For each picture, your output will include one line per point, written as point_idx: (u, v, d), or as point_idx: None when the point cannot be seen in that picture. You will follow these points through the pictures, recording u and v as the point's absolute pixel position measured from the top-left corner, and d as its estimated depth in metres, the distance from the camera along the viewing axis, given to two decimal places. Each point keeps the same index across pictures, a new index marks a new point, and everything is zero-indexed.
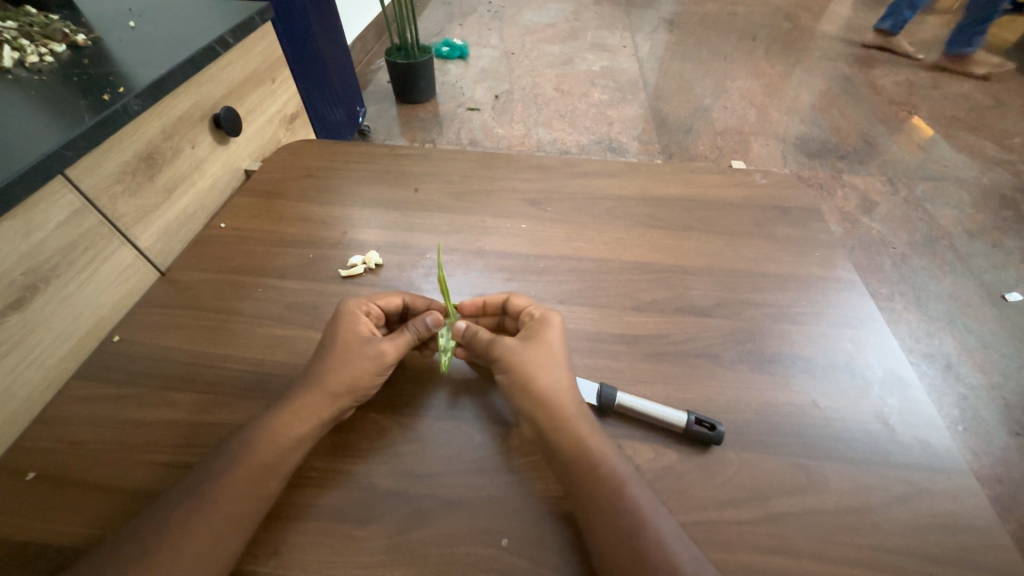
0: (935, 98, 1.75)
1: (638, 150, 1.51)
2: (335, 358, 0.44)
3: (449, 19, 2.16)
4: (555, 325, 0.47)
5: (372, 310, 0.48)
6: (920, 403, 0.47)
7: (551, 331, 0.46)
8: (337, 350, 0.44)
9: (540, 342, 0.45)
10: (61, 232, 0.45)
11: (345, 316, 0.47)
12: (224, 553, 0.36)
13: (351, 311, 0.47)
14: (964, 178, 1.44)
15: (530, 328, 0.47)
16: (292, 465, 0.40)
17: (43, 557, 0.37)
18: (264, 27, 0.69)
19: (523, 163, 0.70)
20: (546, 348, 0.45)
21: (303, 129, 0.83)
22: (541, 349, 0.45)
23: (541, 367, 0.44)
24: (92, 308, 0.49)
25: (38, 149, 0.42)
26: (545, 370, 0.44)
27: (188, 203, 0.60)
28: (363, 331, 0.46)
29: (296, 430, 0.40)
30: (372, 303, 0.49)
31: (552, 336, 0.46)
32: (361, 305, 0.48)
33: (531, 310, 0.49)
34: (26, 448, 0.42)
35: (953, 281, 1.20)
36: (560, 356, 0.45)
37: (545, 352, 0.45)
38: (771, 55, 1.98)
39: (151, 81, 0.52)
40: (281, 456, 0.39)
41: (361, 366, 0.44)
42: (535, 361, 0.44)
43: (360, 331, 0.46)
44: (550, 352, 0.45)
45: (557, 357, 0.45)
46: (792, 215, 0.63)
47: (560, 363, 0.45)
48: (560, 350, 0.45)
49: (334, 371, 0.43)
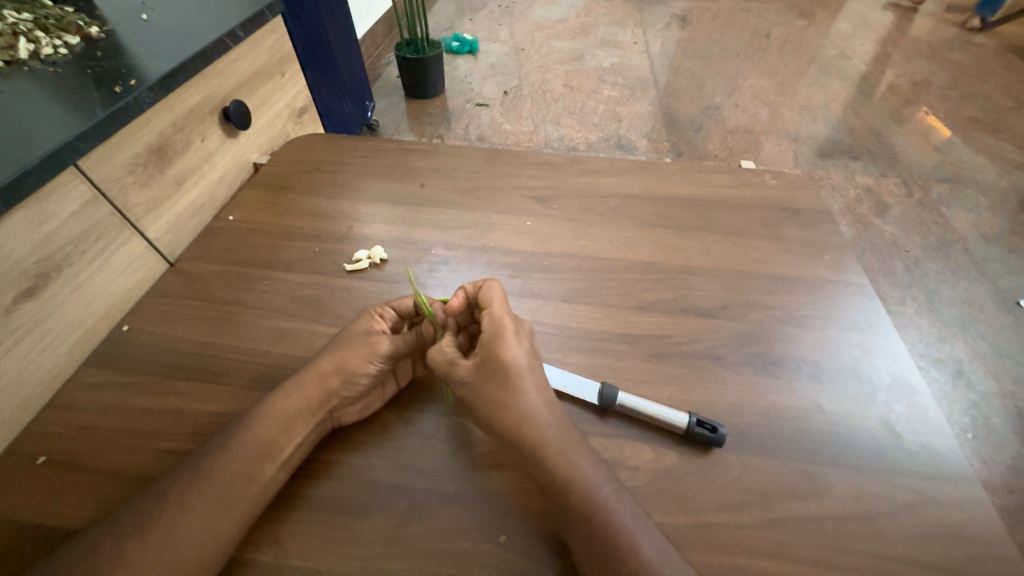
0: (954, 99, 1.72)
1: (647, 147, 1.50)
2: (331, 352, 0.44)
3: (459, 13, 2.15)
4: (511, 337, 0.43)
5: (388, 314, 0.48)
6: (928, 411, 0.46)
7: (510, 346, 0.43)
8: (332, 346, 0.45)
9: (502, 362, 0.42)
10: (73, 222, 0.46)
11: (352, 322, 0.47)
12: (230, 538, 0.36)
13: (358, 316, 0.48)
14: (981, 181, 1.41)
15: (488, 341, 0.44)
16: (298, 455, 0.40)
17: (52, 540, 0.37)
18: (274, 21, 0.69)
19: (530, 160, 0.69)
20: (508, 368, 0.42)
21: (312, 122, 0.84)
22: (502, 366, 0.42)
23: (505, 388, 0.41)
24: (103, 298, 0.49)
25: (50, 140, 0.43)
26: (522, 379, 0.42)
27: (197, 195, 0.60)
28: (372, 328, 0.47)
29: (298, 418, 0.41)
30: (387, 306, 0.49)
31: (512, 351, 0.43)
32: (379, 310, 0.48)
33: (490, 313, 0.45)
34: (37, 434, 0.43)
35: (966, 286, 1.18)
36: (525, 372, 0.42)
37: (509, 370, 0.42)
38: (785, 53, 1.95)
39: (163, 74, 0.52)
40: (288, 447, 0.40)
41: (356, 353, 0.44)
42: (498, 383, 0.42)
43: (369, 326, 0.47)
44: (513, 371, 0.42)
45: (523, 373, 0.42)
46: (802, 217, 0.62)
47: (527, 383, 0.42)
48: (525, 367, 0.42)
49: (329, 363, 0.44)
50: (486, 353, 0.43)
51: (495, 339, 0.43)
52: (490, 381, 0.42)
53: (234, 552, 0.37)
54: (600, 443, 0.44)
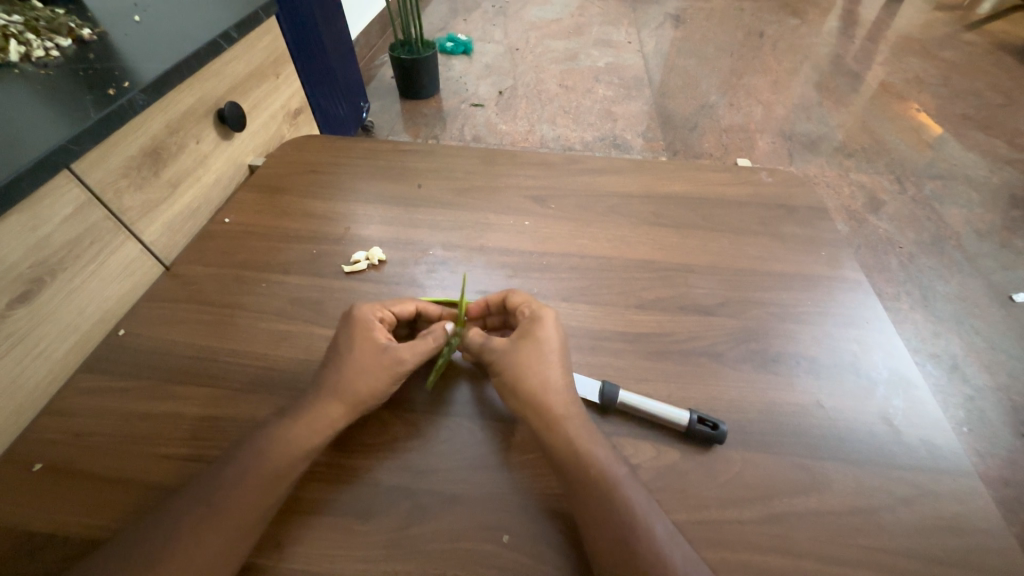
0: (945, 96, 1.73)
1: (643, 147, 1.50)
2: (353, 366, 0.43)
3: (453, 14, 2.15)
4: (547, 319, 0.46)
5: (386, 316, 0.47)
6: (926, 404, 0.47)
7: (543, 326, 0.45)
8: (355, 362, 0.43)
9: (537, 337, 0.45)
10: (67, 226, 0.45)
11: (358, 324, 0.45)
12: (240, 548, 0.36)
13: (364, 319, 0.46)
14: (973, 177, 1.43)
15: (525, 322, 0.46)
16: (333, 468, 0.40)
17: (50, 548, 0.37)
18: (269, 22, 0.69)
19: (527, 159, 0.69)
20: (542, 343, 0.45)
21: (308, 123, 0.84)
22: (533, 342, 0.45)
23: (539, 357, 0.44)
24: (98, 303, 0.49)
25: (41, 144, 0.42)
26: (554, 357, 0.44)
27: (192, 198, 0.60)
28: (380, 339, 0.45)
29: (319, 434, 0.40)
30: (385, 310, 0.48)
31: (547, 330, 0.45)
32: (375, 313, 0.47)
33: (529, 305, 0.48)
34: (32, 440, 0.42)
35: (960, 281, 1.19)
36: (556, 353, 0.44)
37: (541, 345, 0.44)
38: (777, 50, 1.96)
39: (156, 76, 0.52)
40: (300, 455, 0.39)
41: (374, 376, 0.43)
42: (531, 357, 0.44)
43: (377, 338, 0.45)
44: (547, 346, 0.44)
45: (554, 352, 0.44)
46: (798, 214, 0.62)
47: (556, 359, 0.44)
48: (557, 347, 0.45)
49: (352, 376, 0.43)
50: (522, 331, 0.46)
51: (532, 320, 0.46)
52: (523, 355, 0.44)
53: (253, 563, 0.36)
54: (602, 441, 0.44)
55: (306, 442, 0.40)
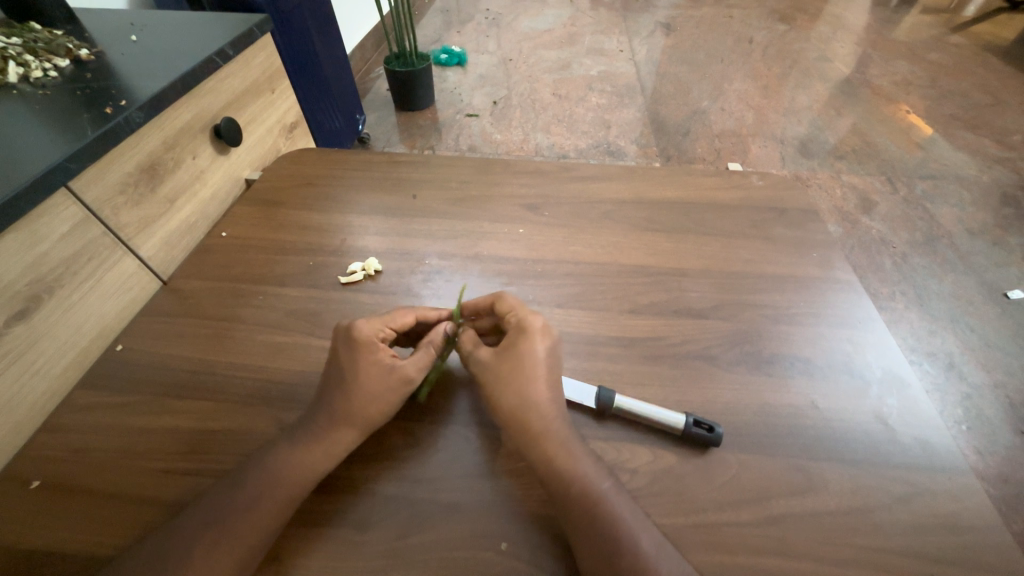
0: (934, 97, 1.75)
1: (637, 153, 1.51)
2: (343, 377, 0.42)
3: (447, 26, 2.17)
4: (537, 330, 0.45)
5: (385, 333, 0.46)
6: (919, 403, 0.47)
7: (534, 339, 0.45)
8: (350, 375, 0.42)
9: (522, 351, 0.44)
10: (65, 243, 0.46)
11: (360, 347, 0.43)
12: (241, 559, 0.36)
13: (366, 341, 0.44)
14: (963, 176, 1.44)
15: (513, 334, 0.46)
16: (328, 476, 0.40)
17: (47, 565, 0.37)
18: (264, 39, 0.70)
19: (520, 168, 0.70)
20: (527, 358, 0.44)
21: (304, 137, 0.84)
22: (518, 355, 0.44)
23: (518, 371, 0.43)
24: (95, 319, 0.49)
25: (39, 163, 0.43)
26: (540, 372, 0.43)
27: (189, 213, 0.61)
28: (385, 361, 0.43)
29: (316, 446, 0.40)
30: (384, 327, 0.46)
31: (537, 344, 0.45)
32: (375, 331, 0.45)
33: (516, 313, 0.47)
34: (30, 457, 0.42)
35: (954, 279, 1.19)
36: (542, 368, 0.44)
37: (525, 360, 0.44)
38: (768, 56, 1.99)
39: (153, 94, 0.53)
40: (297, 465, 0.39)
41: (380, 397, 0.42)
42: (515, 370, 0.44)
43: (381, 360, 0.43)
44: (532, 362, 0.44)
45: (540, 366, 0.44)
46: (789, 216, 0.63)
47: (543, 375, 0.43)
48: (544, 360, 0.44)
49: (340, 386, 0.42)
50: (510, 345, 0.45)
51: (522, 332, 0.45)
52: (507, 364, 0.44)
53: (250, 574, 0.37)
54: (599, 446, 0.44)
55: (304, 453, 0.40)
